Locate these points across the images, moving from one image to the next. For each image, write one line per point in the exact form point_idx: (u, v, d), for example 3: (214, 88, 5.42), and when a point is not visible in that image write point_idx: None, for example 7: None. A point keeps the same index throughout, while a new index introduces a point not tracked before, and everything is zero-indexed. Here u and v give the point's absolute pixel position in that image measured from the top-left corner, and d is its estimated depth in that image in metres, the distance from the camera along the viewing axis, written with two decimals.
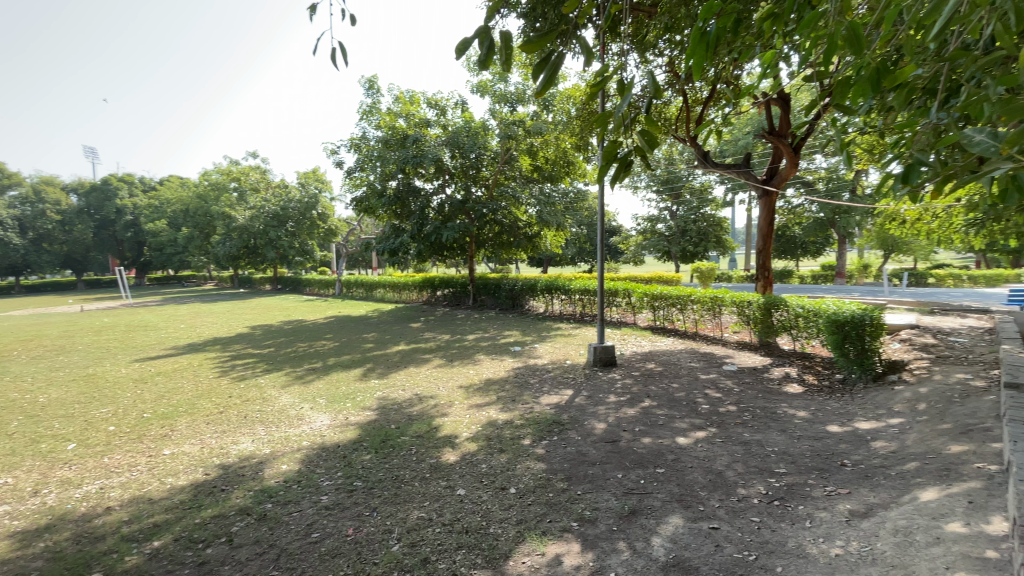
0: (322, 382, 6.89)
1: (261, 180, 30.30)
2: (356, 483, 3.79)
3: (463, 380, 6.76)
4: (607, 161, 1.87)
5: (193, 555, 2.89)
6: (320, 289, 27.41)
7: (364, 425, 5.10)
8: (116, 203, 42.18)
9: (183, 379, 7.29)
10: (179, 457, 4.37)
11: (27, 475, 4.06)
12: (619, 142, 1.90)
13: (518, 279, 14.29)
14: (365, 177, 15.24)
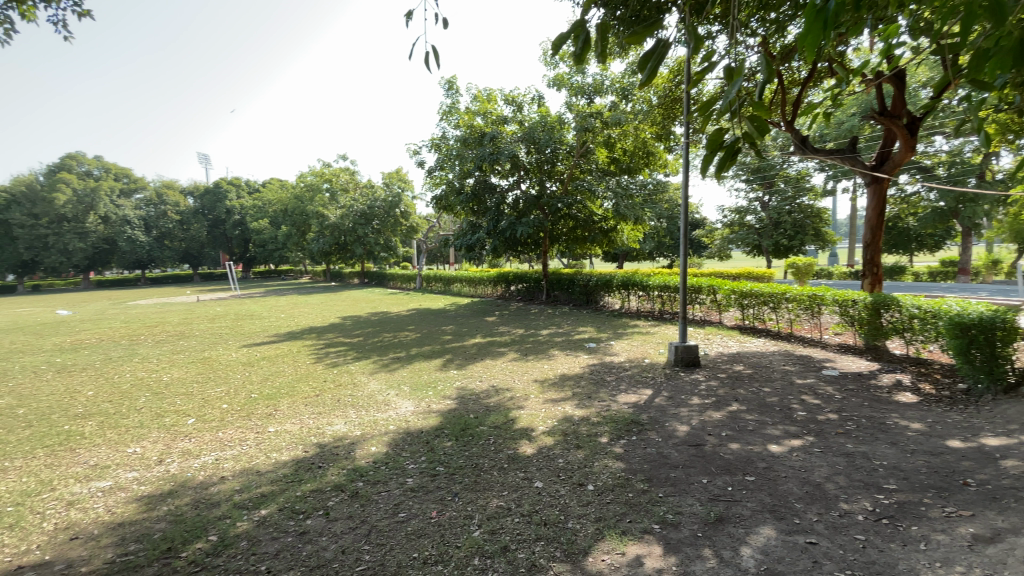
0: (405, 371, 7.24)
1: (350, 181, 32.38)
2: (439, 468, 3.93)
3: (538, 374, 6.78)
4: (712, 148, 1.99)
5: (295, 525, 3.15)
6: (402, 284, 28.82)
7: (445, 413, 5.28)
8: (228, 204, 47.07)
9: (284, 364, 7.99)
10: (281, 435, 4.79)
11: (158, 444, 4.65)
12: (725, 129, 1.99)
13: (594, 274, 14.07)
14: (443, 175, 15.74)
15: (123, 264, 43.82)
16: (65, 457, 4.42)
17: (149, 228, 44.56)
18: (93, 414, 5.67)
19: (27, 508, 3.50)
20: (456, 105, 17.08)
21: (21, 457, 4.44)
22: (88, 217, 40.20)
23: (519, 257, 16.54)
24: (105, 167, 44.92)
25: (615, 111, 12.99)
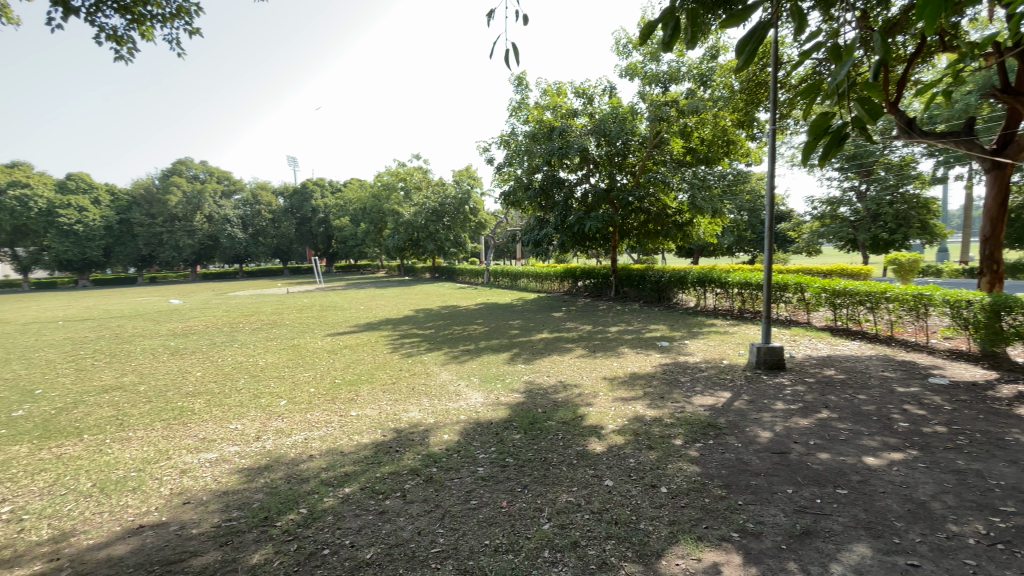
0: (475, 363, 7.40)
1: (423, 180, 33.53)
2: (509, 460, 3.99)
3: (607, 372, 6.67)
4: (814, 135, 2.04)
5: (375, 504, 3.33)
6: (470, 278, 29.47)
7: (514, 406, 5.34)
8: (313, 204, 50.50)
9: (363, 352, 8.47)
10: (362, 419, 5.09)
11: (255, 423, 5.11)
12: (831, 114, 2.02)
13: (666, 270, 13.58)
14: (512, 171, 15.86)
15: (223, 259, 48.47)
16: (179, 430, 4.98)
17: (245, 226, 48.88)
18: (201, 393, 6.33)
19: (150, 473, 3.98)
20: (525, 100, 17.12)
21: (145, 428, 5.05)
22: (196, 216, 44.83)
23: (588, 252, 16.33)
24: (209, 171, 49.81)
25: (691, 98, 12.44)
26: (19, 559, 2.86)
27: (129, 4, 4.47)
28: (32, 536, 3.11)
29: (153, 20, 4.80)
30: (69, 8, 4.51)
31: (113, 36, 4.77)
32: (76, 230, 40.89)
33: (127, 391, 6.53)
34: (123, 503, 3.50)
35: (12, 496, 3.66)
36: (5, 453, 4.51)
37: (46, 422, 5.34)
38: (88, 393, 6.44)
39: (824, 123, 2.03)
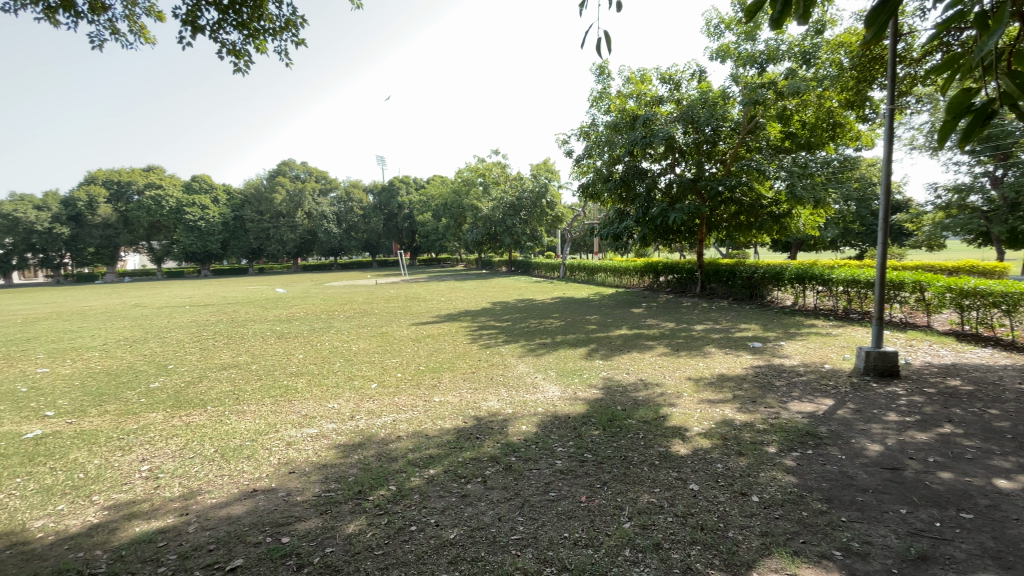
0: (552, 357, 7.41)
1: (502, 175, 33.98)
2: (588, 455, 3.95)
3: (691, 372, 6.39)
4: (953, 113, 1.75)
5: (458, 487, 3.46)
6: (547, 272, 29.51)
7: (592, 401, 5.29)
8: (399, 200, 53.15)
9: (444, 342, 8.80)
10: (444, 405, 5.30)
11: (349, 403, 5.51)
12: (975, 90, 1.74)
13: (758, 266, 12.68)
14: (592, 163, 15.60)
15: (320, 252, 52.58)
16: (285, 406, 5.50)
17: (339, 222, 52.56)
18: (303, 373, 6.95)
19: (261, 443, 4.43)
20: (607, 90, 16.74)
21: (256, 403, 5.63)
22: (297, 213, 48.94)
23: (671, 246, 15.67)
24: (308, 171, 54.08)
25: (792, 78, 11.48)
26: (159, 510, 3.32)
27: (246, 20, 4.92)
28: (169, 491, 3.59)
29: (266, 33, 5.24)
30: (197, 27, 5.05)
31: (232, 51, 5.27)
32: (200, 226, 46.35)
33: (242, 369, 7.32)
34: (239, 468, 3.93)
35: (153, 455, 4.25)
36: (148, 418, 5.24)
37: (179, 393, 6.13)
38: (211, 370, 7.31)
39: (965, 100, 1.76)
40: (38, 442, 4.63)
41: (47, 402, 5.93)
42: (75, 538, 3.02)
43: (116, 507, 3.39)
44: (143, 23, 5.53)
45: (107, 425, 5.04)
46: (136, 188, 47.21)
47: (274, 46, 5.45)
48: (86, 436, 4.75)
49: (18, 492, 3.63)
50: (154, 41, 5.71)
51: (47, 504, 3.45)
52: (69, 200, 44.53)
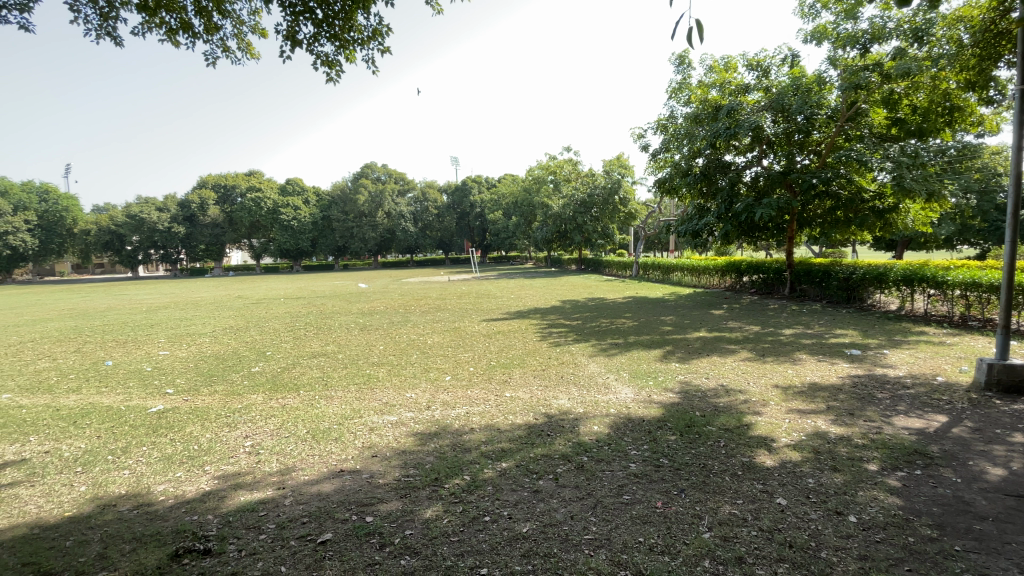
0: (625, 357, 7.24)
1: (573, 171, 33.72)
2: (664, 460, 3.82)
3: (778, 379, 5.97)
4: None
5: (530, 482, 3.48)
6: (618, 271, 28.90)
7: (667, 405, 5.11)
8: (471, 199, 54.41)
9: (516, 339, 8.89)
10: (516, 400, 5.36)
11: (426, 394, 5.74)
12: None
13: (858, 266, 11.60)
14: (670, 157, 15.08)
15: (397, 249, 55.11)
16: (367, 394, 5.83)
17: (415, 221, 54.76)
18: (383, 364, 7.33)
19: (346, 427, 4.74)
20: (687, 80, 16.08)
21: (341, 390, 6.02)
22: (377, 213, 51.59)
23: (756, 244, 14.75)
24: (387, 172, 56.81)
25: (901, 59, 10.37)
26: (259, 483, 3.65)
27: (338, 32, 5.24)
28: (267, 466, 3.94)
29: (355, 43, 5.56)
30: (296, 41, 5.46)
31: (325, 62, 5.64)
32: (293, 225, 50.38)
33: (329, 357, 7.86)
34: (327, 449, 4.22)
35: (253, 433, 4.68)
36: (249, 399, 5.78)
37: (275, 378, 6.70)
38: (303, 357, 7.92)
39: None
40: (161, 415, 5.27)
41: (168, 380, 6.72)
42: (190, 503, 3.39)
43: (223, 477, 3.77)
44: (249, 41, 6.07)
45: (216, 404, 5.62)
46: (239, 191, 52.11)
47: (362, 55, 5.76)
48: (198, 412, 5.33)
49: (145, 459, 4.14)
50: (258, 55, 6.24)
51: (168, 470, 3.91)
52: (186, 202, 50.10)
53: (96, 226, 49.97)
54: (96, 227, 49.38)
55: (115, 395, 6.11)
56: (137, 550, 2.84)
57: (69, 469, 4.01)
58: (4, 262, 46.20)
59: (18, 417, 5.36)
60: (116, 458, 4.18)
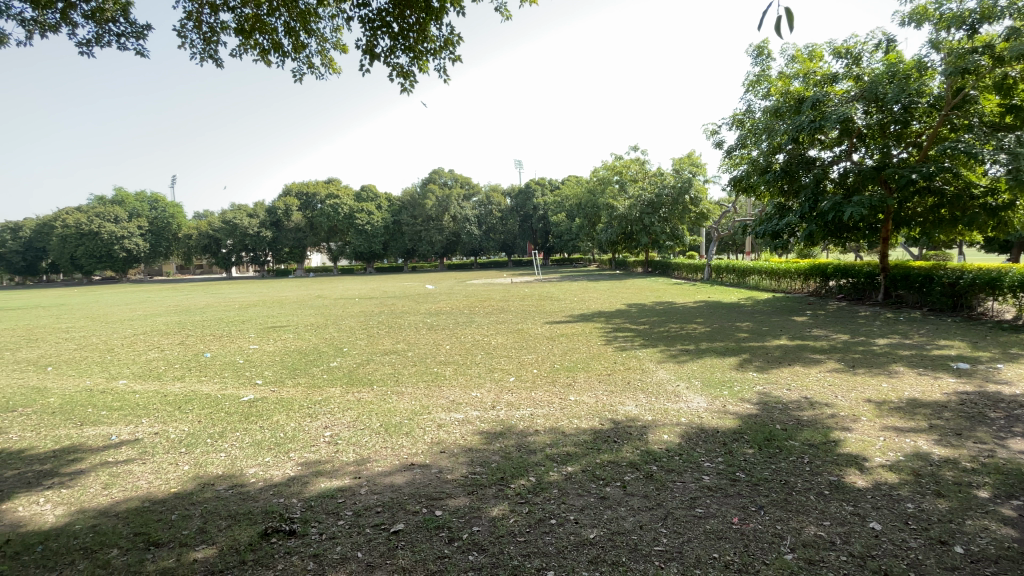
0: (696, 365, 6.95)
1: (640, 172, 33.02)
2: (740, 474, 3.62)
3: (870, 393, 5.47)
4: None
5: (597, 488, 3.43)
6: (688, 274, 27.81)
7: (743, 417, 4.84)
8: (535, 202, 54.44)
9: (580, 342, 8.80)
10: (581, 404, 5.30)
11: (491, 394, 5.83)
12: None
13: (966, 270, 10.40)
14: (747, 154, 14.38)
15: (462, 252, 56.35)
16: (435, 392, 6.01)
17: (479, 224, 55.70)
18: (450, 363, 7.52)
19: (416, 423, 4.91)
20: (767, 72, 15.23)
21: (411, 386, 6.25)
22: (443, 217, 53.08)
23: (844, 246, 13.65)
24: (454, 177, 58.34)
25: (1019, 38, 9.18)
26: (337, 471, 3.87)
27: (412, 43, 5.47)
28: (345, 456, 4.17)
29: (428, 53, 5.76)
30: (373, 54, 5.75)
31: (400, 73, 5.88)
32: (366, 229, 53.06)
33: (400, 355, 8.20)
34: (399, 443, 4.39)
35: (332, 424, 4.97)
36: (328, 392, 6.15)
37: (350, 373, 7.09)
38: (376, 354, 8.32)
39: None
40: (252, 404, 5.75)
41: (257, 372, 7.31)
42: (277, 486, 3.66)
43: (305, 464, 4.03)
44: (332, 56, 6.46)
45: (299, 395, 6.03)
46: (319, 198, 55.83)
47: (435, 64, 5.95)
48: (284, 403, 5.75)
49: (238, 443, 4.53)
50: (339, 70, 6.63)
51: (258, 455, 4.25)
52: (272, 208, 54.28)
53: (197, 231, 55.42)
54: (197, 232, 54.70)
55: (213, 384, 6.74)
56: (232, 527, 3.11)
57: (175, 449, 4.47)
58: (123, 263, 52.29)
59: (134, 401, 6.06)
60: (214, 442, 4.60)
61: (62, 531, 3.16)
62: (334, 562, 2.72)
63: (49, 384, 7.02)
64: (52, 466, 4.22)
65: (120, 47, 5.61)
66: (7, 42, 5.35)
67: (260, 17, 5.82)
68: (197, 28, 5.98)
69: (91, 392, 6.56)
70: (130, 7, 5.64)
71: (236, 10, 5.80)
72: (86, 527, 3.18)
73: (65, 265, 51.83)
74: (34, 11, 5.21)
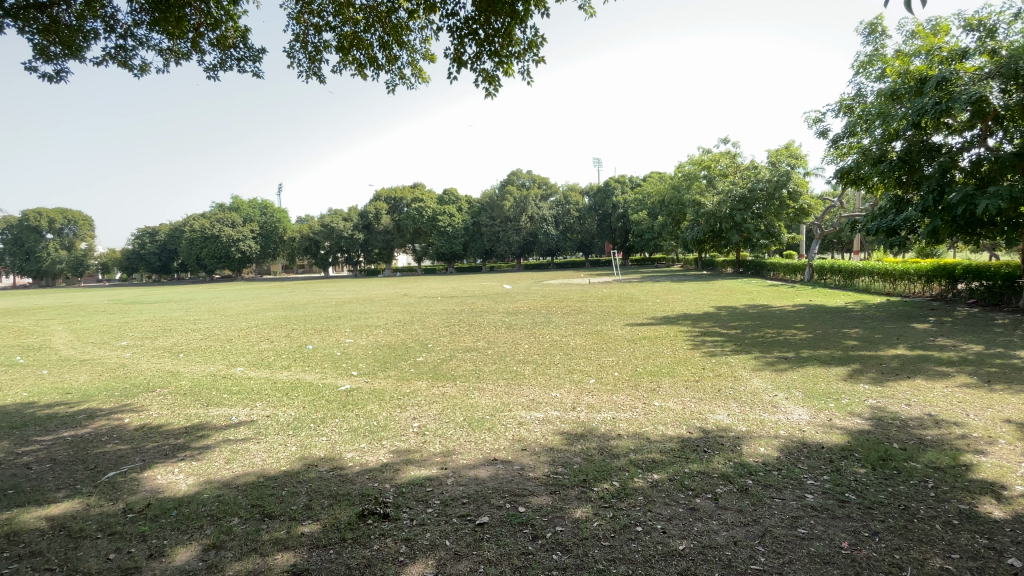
0: (796, 374, 6.40)
1: (730, 165, 31.42)
2: (850, 496, 3.29)
3: (1014, 413, 4.72)
4: None
5: (686, 499, 3.29)
6: (785, 275, 25.75)
7: (853, 433, 4.39)
8: (614, 200, 52.50)
9: (664, 346, 8.47)
10: (666, 411, 5.11)
11: (571, 394, 5.79)
12: None
13: None
14: (857, 142, 13.05)
15: (540, 252, 56.34)
16: (515, 390, 6.08)
17: (557, 224, 55.45)
18: (529, 362, 7.58)
19: (498, 419, 5.01)
20: (882, 51, 13.73)
21: (492, 383, 6.39)
22: (521, 217, 53.68)
23: (976, 244, 11.94)
24: (532, 178, 58.84)
25: None
26: (425, 461, 4.05)
27: (498, 48, 5.57)
28: (432, 447, 4.36)
29: (513, 56, 5.84)
30: (461, 62, 5.94)
31: (486, 78, 6.01)
32: (447, 231, 55.12)
33: (481, 352, 8.41)
34: (482, 438, 4.50)
35: (420, 416, 5.22)
36: (415, 385, 6.46)
37: (435, 368, 7.41)
38: (458, 351, 8.60)
39: None
40: (348, 393, 6.20)
41: (353, 364, 7.86)
42: (371, 471, 3.91)
43: (396, 452, 4.27)
44: (421, 66, 6.76)
45: (388, 387, 6.40)
46: (405, 202, 58.93)
47: (519, 67, 6.01)
48: (375, 393, 6.14)
49: (337, 429, 4.90)
50: (428, 79, 6.91)
51: (355, 441, 4.56)
52: (364, 212, 58.15)
53: (299, 235, 60.84)
54: (299, 235, 60.03)
55: (315, 374, 7.36)
56: (333, 506, 3.37)
57: (284, 431, 4.94)
58: (239, 263, 58.69)
59: (250, 386, 6.77)
60: (316, 427, 5.02)
61: (193, 498, 3.61)
62: (424, 547, 2.85)
63: (181, 369, 8.07)
64: (184, 441, 4.83)
65: (239, 69, 6.31)
66: (149, 69, 6.21)
67: (357, 33, 6.24)
68: (304, 48, 6.55)
69: (214, 376, 7.45)
70: (249, 33, 6.31)
71: (337, 29, 6.27)
72: (212, 497, 3.61)
73: (193, 265, 59.34)
74: (171, 42, 6.01)
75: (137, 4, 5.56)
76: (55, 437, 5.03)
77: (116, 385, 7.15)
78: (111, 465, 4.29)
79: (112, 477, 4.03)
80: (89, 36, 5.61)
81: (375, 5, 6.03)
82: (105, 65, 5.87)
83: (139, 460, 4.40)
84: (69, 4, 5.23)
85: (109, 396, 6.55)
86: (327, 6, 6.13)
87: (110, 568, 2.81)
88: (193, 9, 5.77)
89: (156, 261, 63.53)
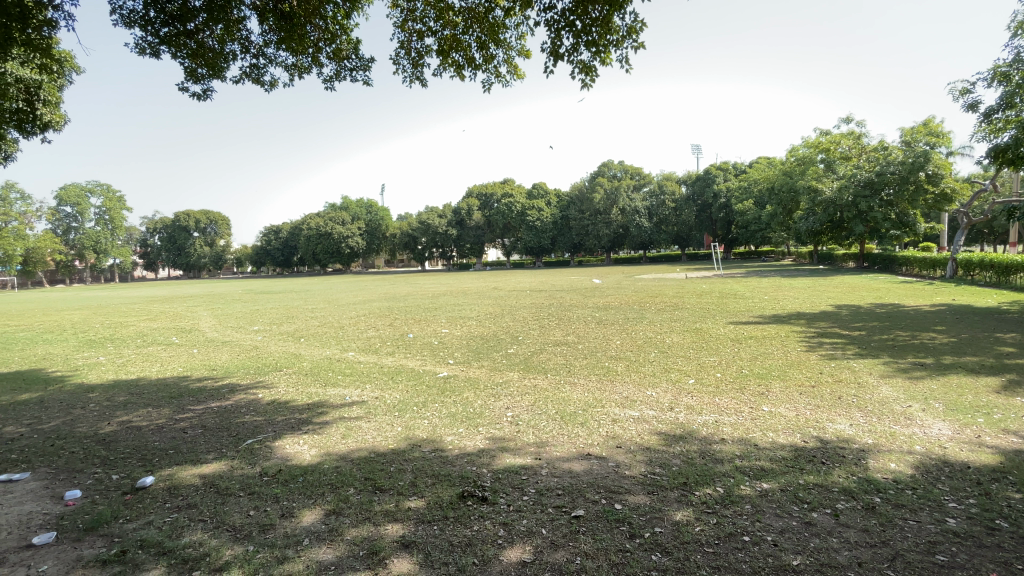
0: (935, 383, 5.59)
1: (854, 147, 28.35)
2: (1002, 523, 2.83)
3: None
4: None
5: (800, 512, 3.03)
6: (920, 270, 22.54)
7: (1008, 452, 3.76)
8: (715, 188, 49.39)
9: (772, 346, 7.84)
10: (777, 417, 4.74)
11: (668, 394, 5.59)
12: None
13: None
14: (1017, 114, 11.00)
15: (632, 245, 54.68)
16: (608, 386, 6.01)
17: (650, 215, 53.27)
18: (621, 358, 7.43)
19: (591, 414, 4.99)
20: None
21: (584, 377, 6.38)
22: (612, 210, 52.44)
23: None
24: (625, 169, 57.37)
25: None
26: (520, 450, 4.16)
27: (595, 38, 5.48)
28: (527, 437, 4.45)
29: (610, 45, 5.71)
30: (557, 55, 5.93)
31: (582, 69, 5.95)
32: (537, 225, 55.50)
33: (572, 346, 8.42)
34: (575, 432, 4.51)
35: (513, 405, 5.36)
36: (508, 376, 6.64)
37: (526, 360, 7.54)
38: (549, 344, 8.67)
39: None
40: (446, 380, 6.55)
41: (450, 353, 8.25)
42: (470, 455, 4.10)
43: (492, 439, 4.43)
44: (517, 63, 6.86)
45: (483, 376, 6.65)
46: (496, 198, 60.25)
47: (617, 55, 5.87)
48: (471, 382, 6.40)
49: (438, 414, 5.19)
50: (523, 75, 7.00)
51: (455, 426, 4.79)
52: (457, 208, 60.51)
53: (400, 231, 64.95)
54: (401, 230, 64.16)
55: (416, 360, 7.84)
56: (436, 485, 3.59)
57: (391, 413, 5.34)
58: (348, 257, 64.20)
59: (360, 370, 7.40)
60: (418, 410, 5.36)
61: (316, 467, 4.05)
62: (521, 533, 2.93)
63: (302, 352, 9.03)
64: (307, 416, 5.41)
65: (352, 79, 6.87)
66: (277, 84, 6.97)
67: (456, 36, 6.48)
68: (407, 54, 6.95)
69: (329, 360, 8.23)
70: (360, 44, 6.83)
71: (437, 33, 6.57)
72: (332, 468, 4.00)
73: (310, 259, 65.82)
74: (295, 58, 6.69)
75: (267, 26, 6.24)
76: (205, 407, 5.89)
77: (251, 364, 8.20)
78: (249, 434, 4.93)
79: (250, 444, 4.63)
80: (228, 58, 6.41)
81: (473, 7, 6.21)
82: (241, 82, 6.68)
83: (271, 430, 5.01)
84: (212, 30, 5.99)
85: (246, 373, 7.54)
86: (429, 13, 6.44)
87: (251, 522, 3.24)
88: (314, 27, 6.34)
89: (280, 256, 71.46)
